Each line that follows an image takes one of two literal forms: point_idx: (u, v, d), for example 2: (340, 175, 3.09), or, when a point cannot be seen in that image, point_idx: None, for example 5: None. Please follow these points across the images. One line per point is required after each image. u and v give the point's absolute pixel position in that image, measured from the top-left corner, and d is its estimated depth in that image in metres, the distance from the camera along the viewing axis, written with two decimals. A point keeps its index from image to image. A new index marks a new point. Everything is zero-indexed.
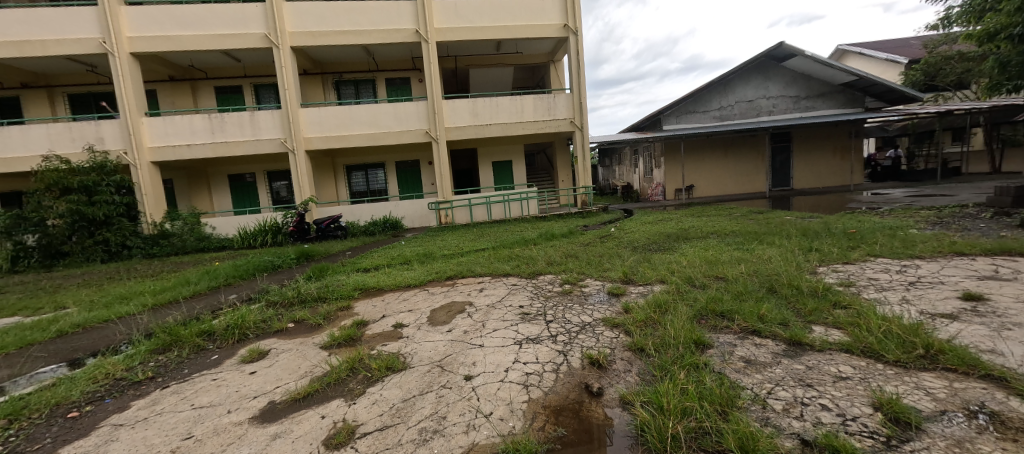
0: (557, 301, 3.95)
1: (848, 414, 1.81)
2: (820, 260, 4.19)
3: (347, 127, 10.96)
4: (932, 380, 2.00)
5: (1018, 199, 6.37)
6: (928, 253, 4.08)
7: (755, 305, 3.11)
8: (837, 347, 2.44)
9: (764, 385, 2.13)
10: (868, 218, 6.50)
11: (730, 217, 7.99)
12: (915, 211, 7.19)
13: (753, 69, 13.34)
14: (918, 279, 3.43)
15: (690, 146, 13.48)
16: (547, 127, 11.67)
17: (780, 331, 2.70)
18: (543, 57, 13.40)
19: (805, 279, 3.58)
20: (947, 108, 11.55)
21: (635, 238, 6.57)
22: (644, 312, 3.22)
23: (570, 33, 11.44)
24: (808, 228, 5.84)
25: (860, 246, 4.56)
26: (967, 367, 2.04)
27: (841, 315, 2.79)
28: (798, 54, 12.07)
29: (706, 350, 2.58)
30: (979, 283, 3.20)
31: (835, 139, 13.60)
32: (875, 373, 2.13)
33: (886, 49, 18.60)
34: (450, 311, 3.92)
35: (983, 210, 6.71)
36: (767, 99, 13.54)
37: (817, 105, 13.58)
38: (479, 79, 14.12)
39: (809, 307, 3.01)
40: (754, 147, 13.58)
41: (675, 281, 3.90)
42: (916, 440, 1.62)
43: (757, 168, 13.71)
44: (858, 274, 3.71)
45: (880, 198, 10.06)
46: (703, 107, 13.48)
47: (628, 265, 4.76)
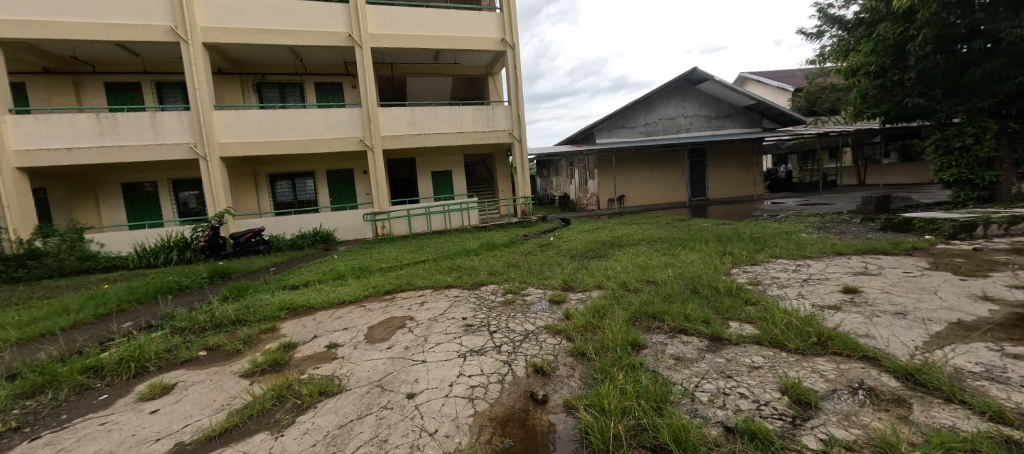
0: (502, 309, 3.99)
1: (761, 400, 2.04)
2: (733, 262, 4.68)
3: (271, 132, 10.11)
4: (825, 364, 2.32)
5: (879, 207, 7.67)
6: (816, 253, 4.76)
7: (681, 305, 3.38)
8: (750, 340, 2.73)
9: (692, 379, 2.32)
10: (769, 224, 7.40)
11: (657, 225, 8.64)
12: (805, 217, 8.34)
13: (672, 90, 14.69)
14: (809, 276, 3.97)
15: (620, 159, 14.43)
16: (486, 138, 11.76)
17: (704, 328, 2.95)
18: (482, 69, 13.59)
19: (721, 279, 3.97)
20: (826, 130, 13.64)
21: (573, 246, 6.84)
22: (584, 317, 3.34)
23: (507, 48, 11.74)
24: (722, 234, 6.50)
25: (764, 249, 5.18)
26: (850, 351, 2.40)
27: (752, 311, 3.13)
28: (709, 79, 13.54)
29: (641, 350, 2.74)
30: (855, 278, 3.78)
31: (741, 155, 15.33)
32: (781, 360, 2.43)
33: (778, 78, 21.58)
34: (389, 327, 3.74)
35: (853, 216, 7.96)
36: (685, 117, 14.95)
37: (725, 125, 15.29)
38: (417, 87, 13.91)
39: (725, 304, 3.34)
40: (676, 161, 14.88)
41: (611, 287, 4.12)
42: (815, 417, 1.87)
43: (678, 180, 14.99)
44: (764, 274, 4.20)
45: (778, 207, 11.48)
46: (631, 123, 14.53)
47: (567, 273, 4.92)
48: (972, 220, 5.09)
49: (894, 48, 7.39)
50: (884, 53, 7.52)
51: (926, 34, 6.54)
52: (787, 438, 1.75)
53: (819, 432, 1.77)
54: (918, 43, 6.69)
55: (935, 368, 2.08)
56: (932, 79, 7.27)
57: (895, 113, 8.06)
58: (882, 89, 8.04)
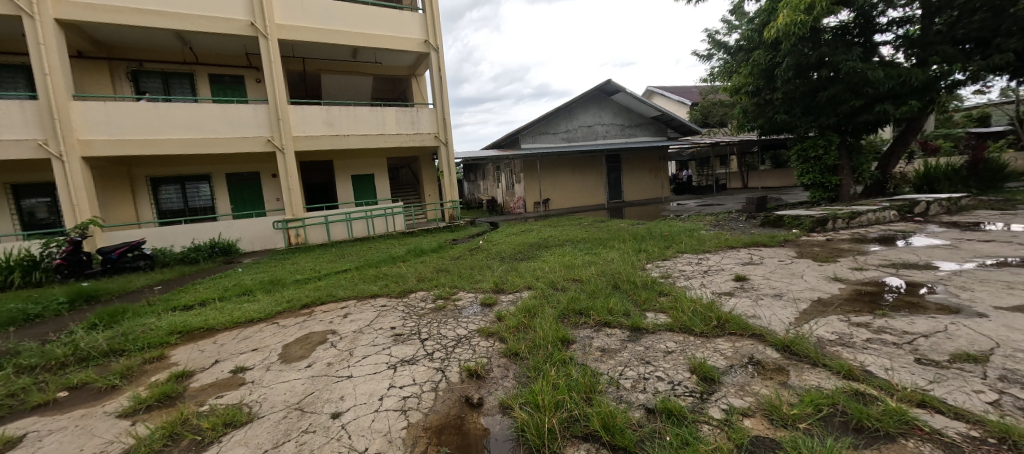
0: (433, 315, 3.91)
1: (675, 380, 2.27)
2: (647, 258, 5.14)
3: (153, 129, 8.69)
4: (723, 343, 2.66)
5: (758, 206, 9.00)
6: (713, 247, 5.44)
7: (604, 300, 3.61)
8: (664, 327, 3.02)
9: (617, 368, 2.49)
10: (675, 223, 8.27)
11: (580, 226, 9.15)
12: (703, 216, 9.48)
13: (590, 100, 15.68)
14: (709, 267, 4.52)
15: (544, 164, 14.99)
16: (411, 141, 11.41)
17: (624, 320, 3.19)
18: (405, 70, 13.19)
19: (638, 275, 4.33)
20: (717, 140, 15.64)
21: (503, 249, 6.92)
22: (515, 318, 3.41)
23: (431, 50, 11.55)
24: (637, 233, 7.11)
25: (672, 245, 5.77)
26: (742, 330, 2.78)
27: (664, 301, 3.47)
28: (621, 90, 14.72)
29: (570, 345, 2.87)
30: (743, 268, 4.39)
31: (650, 162, 16.85)
32: (689, 344, 2.72)
33: (678, 93, 24.25)
34: (308, 344, 3.42)
35: (740, 214, 9.23)
36: (601, 125, 16.03)
37: (637, 133, 16.71)
38: (333, 85, 13.03)
39: (642, 296, 3.66)
40: (595, 166, 15.88)
41: (540, 286, 4.26)
42: (718, 391, 2.13)
43: (597, 184, 16.01)
44: (672, 268, 4.67)
45: (682, 207, 12.84)
46: (553, 129, 15.21)
47: (498, 275, 4.97)
48: (824, 216, 6.19)
49: (766, 72, 8.73)
50: (758, 76, 8.88)
51: (789, 62, 7.82)
52: (697, 412, 1.97)
53: (721, 403, 2.02)
54: (782, 69, 7.98)
55: (804, 340, 2.50)
56: (794, 100, 8.72)
57: (767, 127, 9.55)
58: (758, 106, 9.48)
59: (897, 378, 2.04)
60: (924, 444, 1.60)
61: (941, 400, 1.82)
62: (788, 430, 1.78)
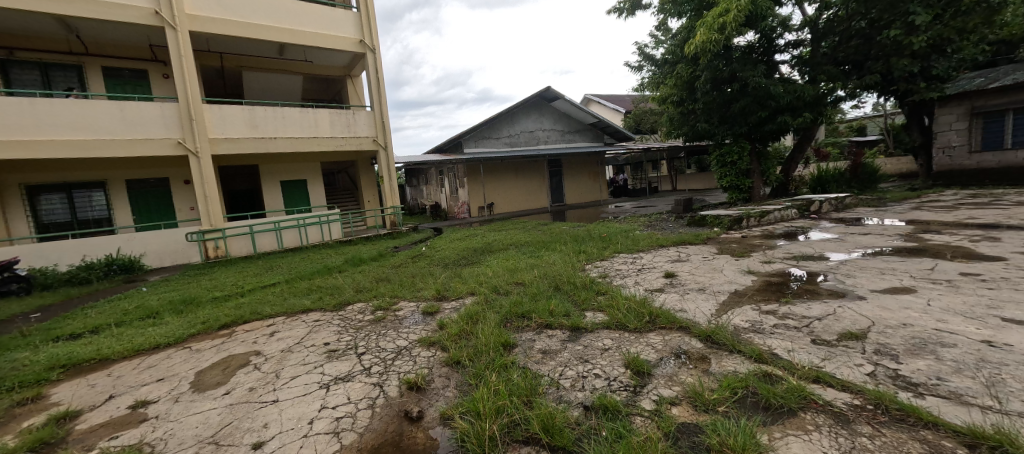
0: (372, 328, 3.72)
1: (611, 377, 2.36)
2: (587, 259, 5.33)
3: (30, 130, 7.48)
4: (655, 338, 2.82)
5: (685, 207, 9.76)
6: (646, 247, 5.78)
7: (545, 302, 3.68)
8: (602, 325, 3.14)
9: (557, 369, 2.54)
10: (612, 224, 8.70)
11: (524, 230, 9.28)
12: (638, 217, 10.08)
13: (531, 106, 16.02)
14: (642, 266, 4.79)
15: (488, 168, 15.03)
16: (346, 145, 10.85)
17: (565, 321, 3.27)
18: (339, 70, 12.54)
19: (578, 275, 4.48)
20: (649, 146, 16.73)
21: (446, 255, 6.81)
22: (457, 325, 3.36)
23: (367, 50, 11.09)
24: (577, 235, 7.35)
25: (610, 246, 6.04)
26: (671, 324, 2.97)
27: (602, 300, 3.61)
28: (560, 97, 15.22)
29: (512, 349, 2.89)
30: (672, 265, 4.71)
31: (589, 166, 17.59)
32: (625, 340, 2.86)
33: (613, 101, 25.65)
34: (227, 368, 3.09)
35: (670, 215, 9.94)
36: (543, 131, 16.43)
37: (576, 139, 17.36)
38: (258, 83, 12.02)
39: (581, 297, 3.78)
40: (538, 170, 16.22)
41: (483, 292, 4.23)
42: (649, 383, 2.25)
43: (540, 188, 16.35)
44: (610, 267, 4.89)
45: (619, 209, 13.53)
46: (496, 134, 15.32)
47: (440, 282, 4.87)
48: (739, 215, 6.85)
49: (687, 84, 9.53)
50: (681, 87, 9.64)
51: (706, 76, 8.61)
52: (630, 405, 2.06)
53: (652, 394, 2.14)
54: (701, 82, 8.76)
55: (723, 329, 2.74)
56: (711, 110, 9.61)
57: (687, 135, 10.48)
58: (682, 115, 10.31)
59: (797, 358, 2.30)
60: (820, 416, 1.81)
61: (832, 375, 2.08)
62: (709, 414, 1.92)
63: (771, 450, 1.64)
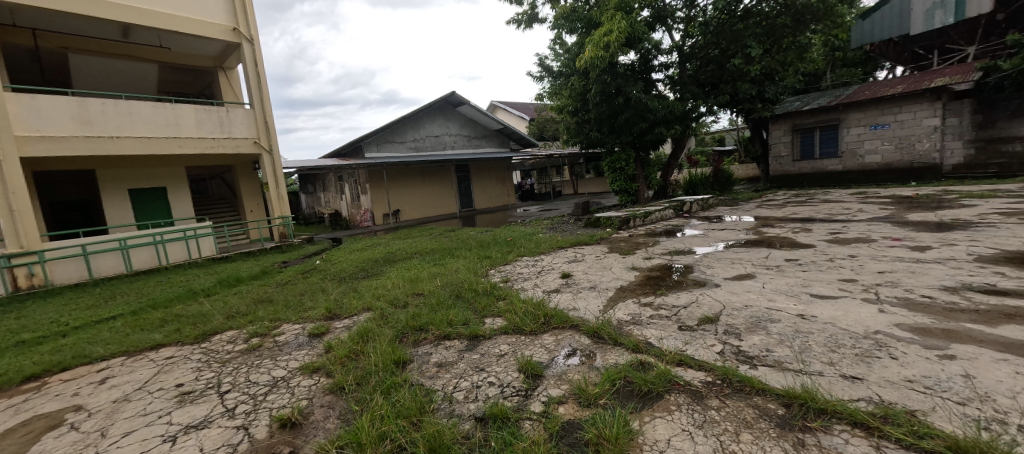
0: (243, 359, 3.22)
1: (505, 383, 2.36)
2: (491, 265, 5.36)
3: None
4: (548, 339, 2.91)
5: (583, 210, 10.48)
6: (546, 249, 6.03)
7: (445, 312, 3.58)
8: (499, 331, 3.15)
9: (451, 381, 2.47)
10: (518, 228, 8.95)
11: (430, 237, 9.04)
12: (542, 221, 10.55)
13: (436, 110, 15.75)
14: (542, 268, 4.97)
15: (392, 174, 14.36)
16: (219, 146, 9.39)
17: (463, 330, 3.21)
18: (208, 61, 10.86)
19: (480, 282, 4.46)
20: (551, 153, 17.69)
21: (343, 268, 6.26)
22: (346, 345, 3.08)
23: (243, 40, 9.79)
24: (483, 240, 7.38)
25: (513, 250, 6.18)
26: (564, 324, 3.10)
27: (502, 305, 3.64)
28: (466, 103, 15.26)
29: (406, 366, 2.73)
30: (569, 265, 4.98)
31: (497, 171, 17.90)
32: (521, 344, 2.90)
33: (519, 109, 26.62)
34: (26, 435, 2.38)
35: (570, 217, 10.59)
36: (449, 135, 16.27)
37: (483, 144, 17.55)
38: (92, 71, 9.80)
39: (481, 304, 3.76)
40: (445, 176, 15.99)
41: (379, 306, 3.96)
42: (539, 385, 2.30)
43: (449, 193, 16.16)
44: (512, 271, 4.98)
45: (526, 213, 14.01)
46: (399, 138, 14.74)
47: (332, 300, 4.44)
48: (627, 216, 7.57)
49: (580, 96, 10.28)
50: (575, 98, 10.36)
51: (596, 89, 9.38)
52: (520, 410, 2.08)
53: (542, 396, 2.18)
54: (592, 94, 9.52)
55: (607, 324, 2.94)
56: (601, 121, 10.50)
57: (582, 142, 11.30)
58: (577, 123, 11.09)
59: (666, 345, 2.56)
60: (681, 396, 2.03)
61: (691, 357, 2.35)
62: (592, 408, 2.03)
63: (641, 435, 1.78)
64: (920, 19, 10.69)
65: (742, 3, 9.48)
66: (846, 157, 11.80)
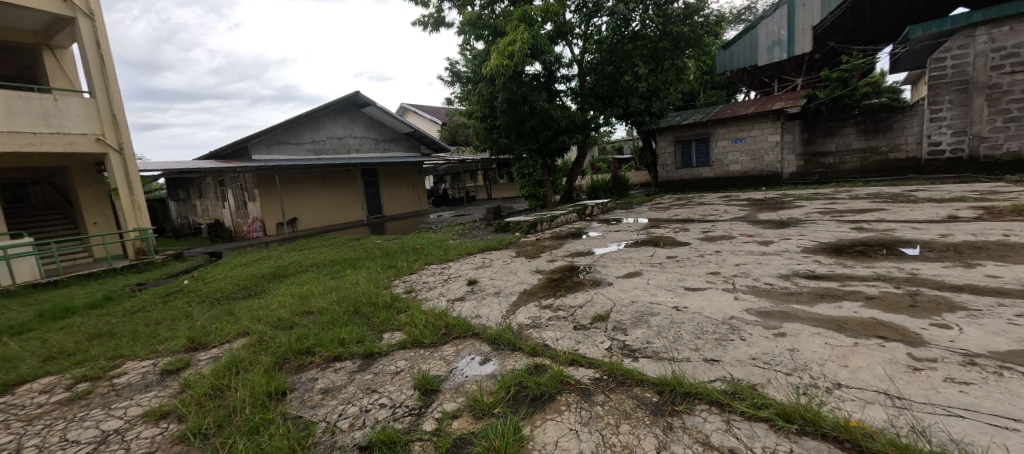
0: (61, 411, 2.55)
1: (397, 404, 2.21)
2: (395, 275, 5.09)
3: None
4: (448, 350, 2.83)
5: (495, 215, 10.60)
6: (455, 256, 5.94)
7: (336, 330, 3.27)
8: (397, 346, 2.97)
9: (337, 408, 2.24)
10: (428, 235, 8.71)
11: (331, 247, 8.33)
12: (453, 226, 10.42)
13: (338, 110, 14.65)
14: (448, 275, 4.87)
15: (286, 178, 12.96)
16: (43, 143, 7.50)
17: (357, 349, 2.97)
18: (26, 37, 8.66)
19: (380, 294, 4.19)
20: (464, 158, 17.65)
21: (218, 287, 5.41)
22: (209, 380, 2.62)
23: (81, 15, 8.01)
24: (389, 249, 7.02)
25: (421, 258, 5.97)
26: (465, 333, 3.04)
27: (402, 318, 3.45)
28: (371, 104, 14.47)
29: (286, 397, 2.42)
30: (476, 271, 4.96)
31: (408, 176, 17.27)
32: (418, 358, 2.77)
33: (431, 112, 26.17)
34: None
35: (482, 222, 10.63)
36: (353, 138, 15.24)
37: (392, 148, 16.80)
38: None
39: (380, 318, 3.52)
40: (350, 181, 14.94)
41: (259, 330, 3.47)
42: (434, 401, 2.20)
43: (354, 199, 15.12)
44: (417, 280, 4.79)
45: (439, 218, 13.74)
46: (295, 140, 13.38)
47: (199, 326, 3.78)
48: (535, 220, 7.84)
49: (488, 102, 10.43)
50: (484, 104, 10.50)
51: (503, 96, 9.60)
52: (410, 432, 1.95)
53: (435, 413, 2.09)
54: (499, 101, 9.72)
55: (507, 329, 2.96)
56: (510, 128, 10.77)
57: (492, 149, 11.47)
58: (486, 129, 11.23)
59: (560, 345, 2.66)
60: (571, 395, 2.10)
61: (582, 356, 2.46)
62: (485, 420, 1.98)
63: (530, 440, 1.78)
64: (763, 53, 12.63)
65: (630, 27, 10.55)
66: (716, 166, 13.80)
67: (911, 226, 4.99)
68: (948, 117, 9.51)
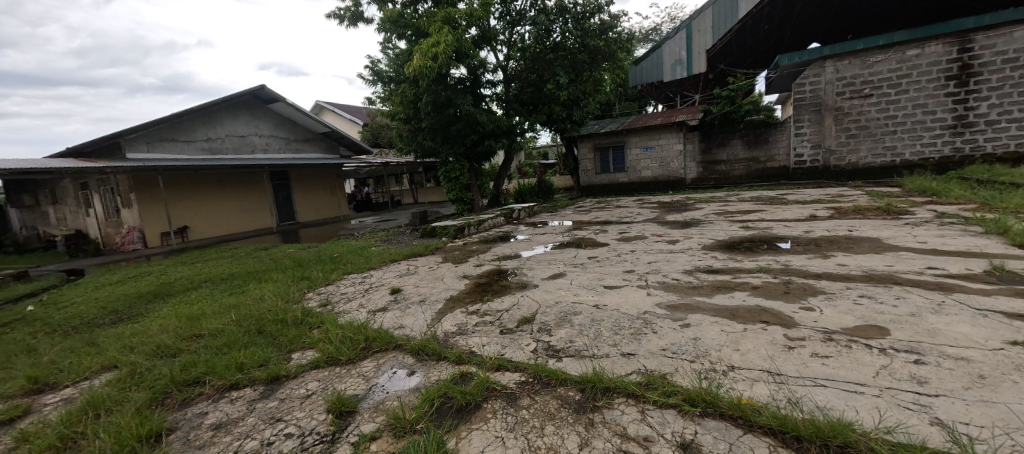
0: None
1: (306, 431, 1.99)
2: (308, 287, 4.64)
3: None
4: (367, 365, 2.63)
5: (421, 220, 10.27)
6: (377, 263, 5.61)
7: (233, 354, 2.86)
8: (309, 366, 2.69)
9: (232, 445, 1.95)
10: (347, 242, 8.14)
11: (231, 259, 7.37)
12: (376, 233, 9.88)
13: (239, 105, 13.09)
14: (369, 285, 4.57)
15: (174, 180, 11.24)
16: None
17: (259, 373, 2.63)
18: None
19: (290, 309, 3.78)
20: (388, 160, 16.90)
21: (76, 312, 4.45)
22: (57, 429, 2.12)
23: None
24: (302, 258, 6.40)
25: (338, 267, 5.53)
26: (386, 345, 2.86)
27: (315, 335, 3.14)
28: (280, 100, 13.17)
29: (164, 439, 2.05)
30: (400, 279, 4.73)
31: (325, 179, 16.02)
32: (332, 377, 2.53)
33: (350, 112, 24.72)
34: None
35: (408, 228, 10.23)
36: (259, 136, 13.71)
37: (306, 148, 15.44)
38: None
39: (289, 336, 3.17)
40: (256, 184, 13.42)
41: (131, 360, 2.92)
42: (350, 424, 2.02)
43: (261, 204, 13.61)
44: (334, 292, 4.42)
45: (360, 224, 12.94)
46: (185, 137, 11.67)
47: (46, 362, 3.07)
48: (462, 224, 7.76)
49: (411, 104, 10.13)
50: (407, 106, 10.19)
51: (427, 98, 9.40)
52: None
53: (351, 436, 1.92)
54: (423, 103, 9.50)
55: (432, 339, 2.84)
56: (435, 131, 10.55)
57: (417, 152, 11.14)
58: (410, 131, 10.91)
59: (487, 351, 2.62)
60: (496, 402, 2.07)
61: (509, 360, 2.46)
62: (407, 438, 1.87)
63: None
64: (668, 70, 14.00)
65: (551, 38, 11.02)
66: (630, 172, 14.97)
67: (784, 224, 5.88)
68: (808, 132, 11.42)
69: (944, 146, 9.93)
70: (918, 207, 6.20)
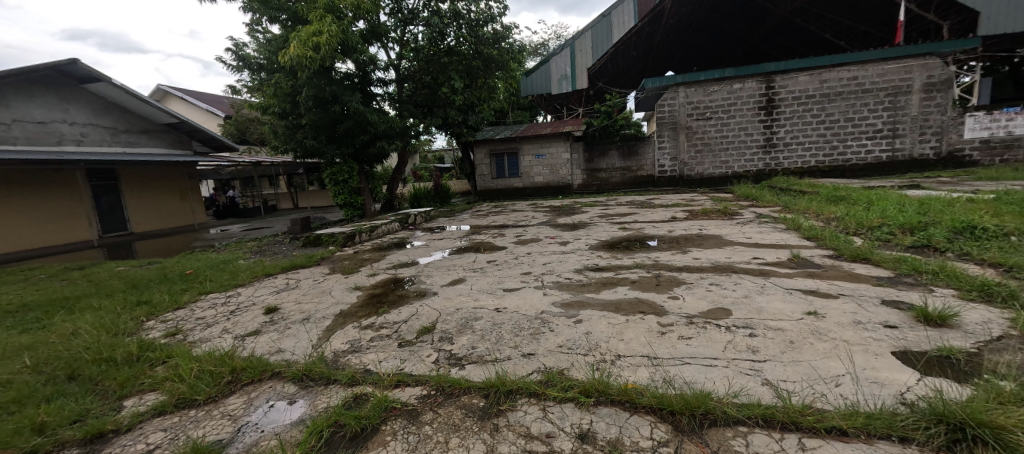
0: None
1: None
2: (148, 314, 3.73)
3: None
4: (235, 401, 2.22)
5: (303, 227, 9.18)
6: (247, 279, 4.80)
7: (24, 414, 2.13)
8: (151, 413, 2.16)
9: None
10: (205, 256, 6.82)
11: (21, 284, 5.52)
12: (245, 243, 8.49)
13: (36, 81, 10.01)
14: (237, 306, 3.88)
15: None
16: None
17: (72, 432, 2.02)
18: None
19: (119, 345, 2.98)
20: (258, 159, 14.72)
21: None
22: None
23: None
24: (139, 278, 5.13)
25: (192, 287, 4.58)
26: (260, 375, 2.45)
27: (159, 373, 2.53)
28: (103, 79, 10.45)
29: None
30: (277, 296, 4.12)
31: (170, 181, 13.15)
32: (186, 422, 2.07)
33: (206, 100, 20.92)
34: None
35: (286, 236, 9.03)
36: (69, 124, 10.63)
37: (145, 142, 12.47)
38: None
39: (119, 379, 2.49)
40: (63, 185, 10.33)
41: None
42: None
43: (72, 211, 10.52)
44: (187, 317, 3.64)
45: (222, 234, 10.98)
46: None
47: None
48: (353, 231, 7.17)
49: (289, 97, 9.02)
50: (284, 99, 9.03)
51: (307, 91, 8.45)
52: None
53: None
54: (303, 96, 8.51)
55: (319, 361, 2.53)
56: (318, 128, 9.52)
57: (297, 150, 9.94)
58: (287, 127, 9.69)
59: (384, 368, 2.44)
60: (397, 422, 1.93)
61: (409, 375, 2.32)
62: None
63: None
64: (554, 84, 14.89)
65: (445, 41, 10.94)
66: (524, 177, 15.70)
67: (653, 225, 6.81)
68: (669, 147, 13.42)
69: (758, 162, 12.81)
70: (745, 209, 7.79)
